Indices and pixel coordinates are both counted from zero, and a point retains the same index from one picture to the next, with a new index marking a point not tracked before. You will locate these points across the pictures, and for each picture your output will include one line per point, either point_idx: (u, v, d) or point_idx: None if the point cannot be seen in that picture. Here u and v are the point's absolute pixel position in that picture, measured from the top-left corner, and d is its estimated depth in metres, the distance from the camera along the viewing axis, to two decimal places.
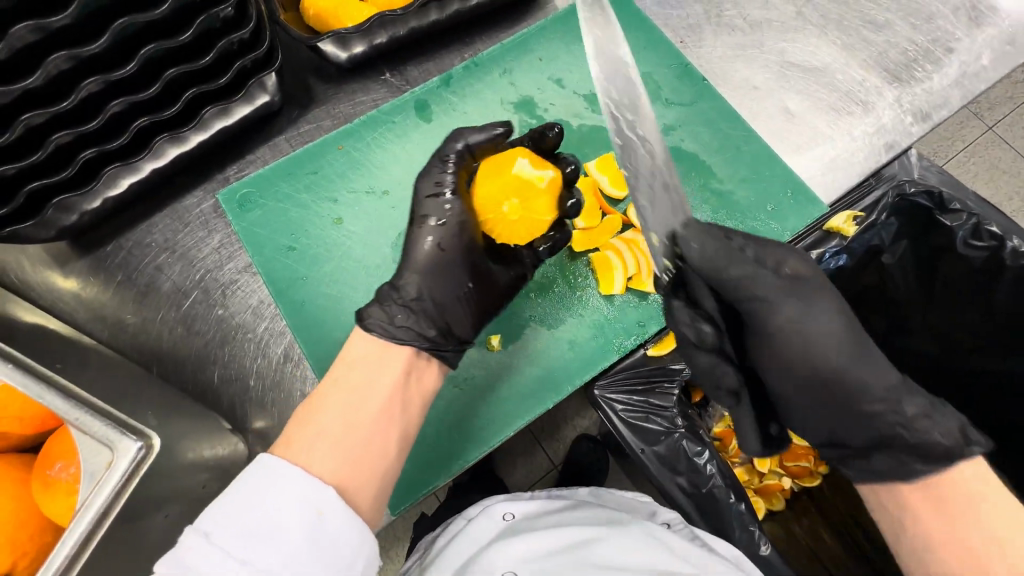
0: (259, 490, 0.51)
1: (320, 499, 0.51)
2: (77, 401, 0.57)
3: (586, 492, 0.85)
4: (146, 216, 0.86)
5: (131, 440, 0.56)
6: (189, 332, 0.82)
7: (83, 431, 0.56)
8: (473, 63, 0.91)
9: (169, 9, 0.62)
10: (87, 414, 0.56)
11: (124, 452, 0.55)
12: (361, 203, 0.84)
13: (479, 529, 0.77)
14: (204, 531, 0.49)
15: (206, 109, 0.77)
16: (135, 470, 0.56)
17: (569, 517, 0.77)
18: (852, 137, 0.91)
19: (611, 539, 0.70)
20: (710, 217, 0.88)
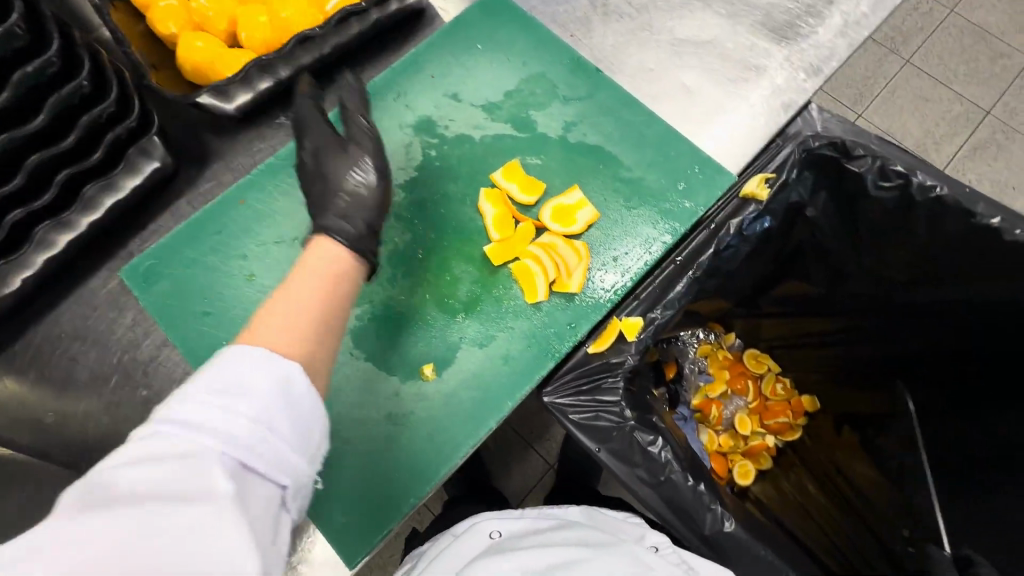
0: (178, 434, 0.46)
1: (286, 367, 0.52)
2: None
3: (579, 513, 0.83)
4: (51, 306, 0.82)
5: None
6: (116, 419, 0.78)
7: None
8: (365, 93, 0.90)
9: (13, 97, 0.61)
10: None
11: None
12: (271, 254, 0.81)
13: (466, 546, 0.78)
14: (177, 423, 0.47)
15: (87, 188, 0.75)
16: None
17: (556, 535, 0.75)
18: (749, 104, 0.92)
19: (595, 559, 0.68)
20: (624, 205, 0.85)
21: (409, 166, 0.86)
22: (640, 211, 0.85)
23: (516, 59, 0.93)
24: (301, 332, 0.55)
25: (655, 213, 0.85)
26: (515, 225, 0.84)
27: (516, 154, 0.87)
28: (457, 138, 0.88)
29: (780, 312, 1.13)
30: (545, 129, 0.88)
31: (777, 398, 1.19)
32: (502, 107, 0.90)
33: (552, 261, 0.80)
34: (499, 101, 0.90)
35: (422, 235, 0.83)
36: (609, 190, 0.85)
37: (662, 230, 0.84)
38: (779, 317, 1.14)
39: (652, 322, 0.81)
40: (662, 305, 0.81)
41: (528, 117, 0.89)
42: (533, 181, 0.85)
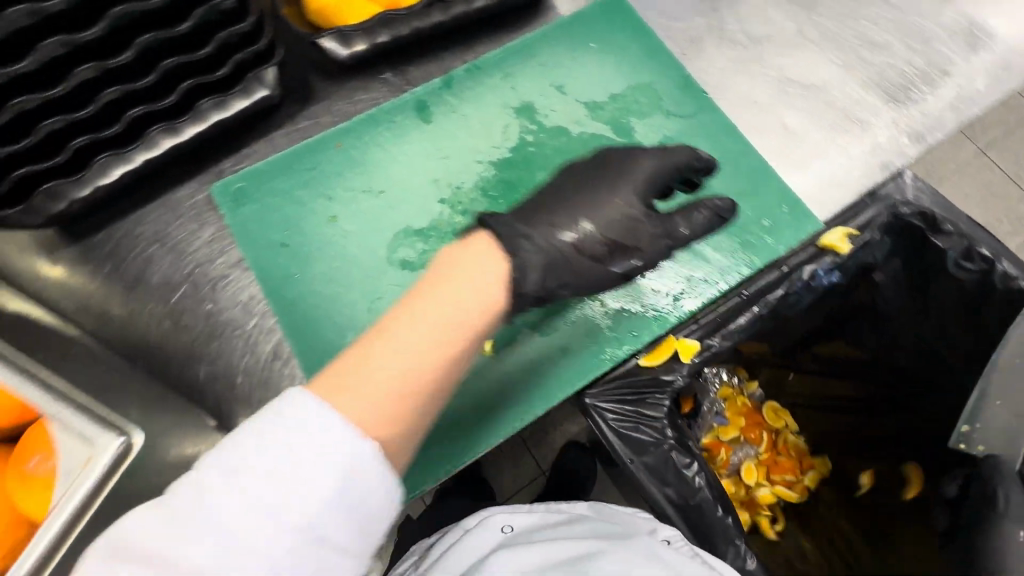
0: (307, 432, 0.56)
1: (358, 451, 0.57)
2: (61, 398, 0.61)
3: (587, 507, 0.85)
4: (137, 207, 0.85)
5: (113, 437, 0.60)
6: (177, 326, 0.81)
7: (65, 427, 0.60)
8: (475, 66, 0.92)
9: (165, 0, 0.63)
10: (70, 411, 0.60)
11: (105, 448, 0.60)
12: (356, 202, 0.83)
13: (477, 539, 0.80)
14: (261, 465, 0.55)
15: (203, 101, 0.76)
16: (118, 464, 0.61)
17: (568, 529, 0.78)
18: (848, 155, 0.92)
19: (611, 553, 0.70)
20: (707, 229, 0.85)
21: (504, 145, 0.87)
22: (719, 238, 0.87)
23: (627, 64, 0.93)
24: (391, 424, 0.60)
25: (735, 243, 0.87)
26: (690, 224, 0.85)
27: (610, 157, 0.88)
28: (555, 128, 0.89)
29: (817, 369, 1.11)
30: (642, 138, 0.89)
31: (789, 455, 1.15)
32: (604, 108, 0.91)
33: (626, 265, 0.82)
34: (603, 102, 0.91)
35: (503, 216, 0.84)
36: (695, 211, 0.86)
37: (739, 261, 0.86)
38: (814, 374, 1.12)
39: (708, 349, 0.82)
40: (721, 335, 0.83)
41: (629, 123, 0.90)
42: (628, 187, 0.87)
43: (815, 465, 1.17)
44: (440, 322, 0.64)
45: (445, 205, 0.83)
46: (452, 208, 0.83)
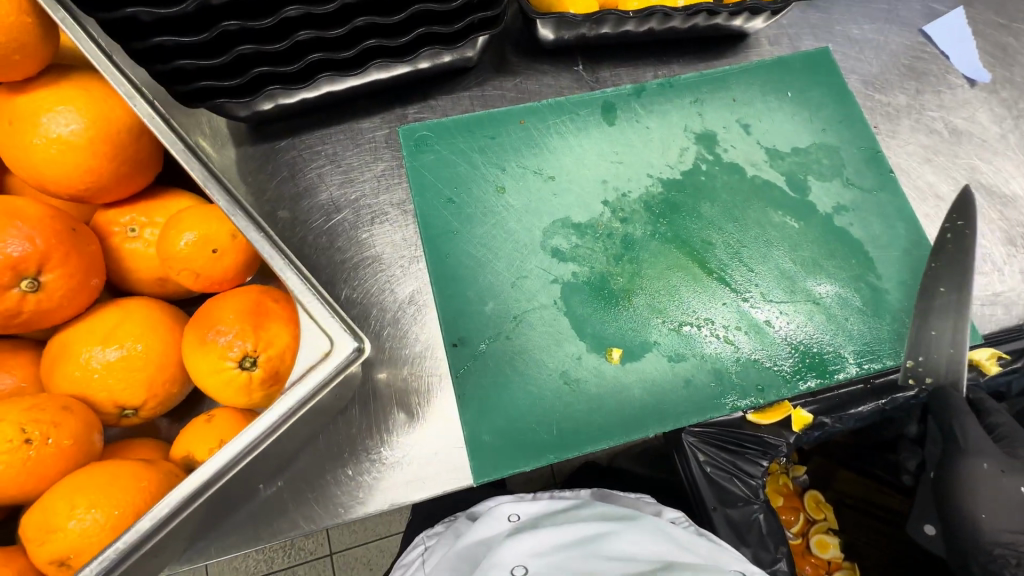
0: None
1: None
2: (310, 286, 0.62)
3: (592, 492, 0.86)
4: (325, 126, 0.91)
5: (351, 343, 0.61)
6: (331, 244, 0.86)
7: (310, 316, 0.61)
8: (668, 83, 0.92)
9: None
10: (316, 302, 0.61)
11: (341, 351, 0.61)
12: (525, 180, 0.85)
13: (485, 527, 0.77)
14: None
15: (424, 50, 0.80)
16: (343, 368, 0.61)
17: (575, 514, 0.78)
18: (1023, 278, 0.88)
19: (623, 533, 0.71)
20: (858, 308, 0.83)
21: (678, 167, 0.88)
22: (870, 320, 0.82)
23: (818, 122, 0.92)
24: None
25: (884, 331, 0.82)
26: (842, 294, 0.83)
27: (778, 208, 0.87)
28: (731, 165, 0.89)
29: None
30: (816, 200, 0.87)
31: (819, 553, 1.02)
32: (784, 158, 0.89)
33: (768, 316, 0.81)
34: (784, 152, 0.90)
35: (661, 234, 0.84)
36: (851, 287, 0.83)
37: (884, 350, 0.81)
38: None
39: (820, 425, 0.82)
40: (835, 415, 0.82)
41: (805, 180, 0.88)
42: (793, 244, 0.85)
43: (846, 569, 1.03)
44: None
45: (608, 207, 0.85)
46: (613, 212, 0.84)
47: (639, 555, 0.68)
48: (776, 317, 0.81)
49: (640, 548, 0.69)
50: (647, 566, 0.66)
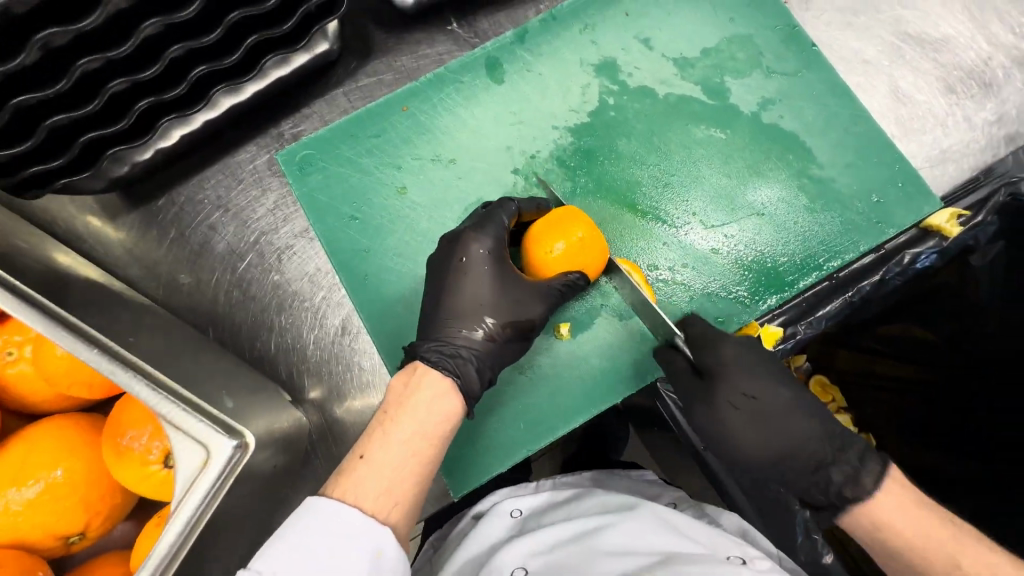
0: (314, 534, 0.50)
1: (381, 538, 0.52)
2: (165, 391, 0.49)
3: (591, 481, 0.85)
4: (198, 170, 0.81)
5: (225, 440, 0.50)
6: (245, 296, 0.79)
7: (175, 426, 0.49)
8: (551, 16, 0.82)
9: None
10: (179, 408, 0.49)
11: (219, 453, 0.49)
12: (426, 171, 0.78)
13: (488, 527, 0.76)
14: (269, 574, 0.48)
15: (267, 59, 0.70)
16: (229, 472, 0.50)
17: (578, 505, 0.75)
18: (969, 124, 0.82)
19: (620, 523, 0.67)
20: (805, 207, 0.78)
21: (583, 109, 0.80)
22: (817, 216, 0.78)
23: (723, 13, 0.82)
24: (395, 501, 0.55)
25: (836, 224, 0.77)
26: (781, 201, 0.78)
27: (699, 123, 0.79)
28: (639, 89, 0.80)
29: (877, 350, 0.88)
30: (738, 101, 0.80)
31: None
32: (695, 65, 0.81)
33: (712, 243, 0.76)
34: (694, 59, 0.81)
35: (582, 188, 0.78)
36: (792, 187, 0.78)
37: (840, 245, 0.77)
38: (869, 352, 0.89)
39: (793, 336, 0.76)
40: (806, 322, 0.76)
41: (722, 84, 0.80)
42: (713, 156, 0.79)
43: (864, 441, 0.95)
44: (412, 417, 0.59)
45: (520, 175, 0.78)
46: (526, 178, 0.78)
47: (638, 548, 0.65)
48: (721, 242, 0.76)
49: (639, 540, 0.66)
50: (647, 561, 0.63)
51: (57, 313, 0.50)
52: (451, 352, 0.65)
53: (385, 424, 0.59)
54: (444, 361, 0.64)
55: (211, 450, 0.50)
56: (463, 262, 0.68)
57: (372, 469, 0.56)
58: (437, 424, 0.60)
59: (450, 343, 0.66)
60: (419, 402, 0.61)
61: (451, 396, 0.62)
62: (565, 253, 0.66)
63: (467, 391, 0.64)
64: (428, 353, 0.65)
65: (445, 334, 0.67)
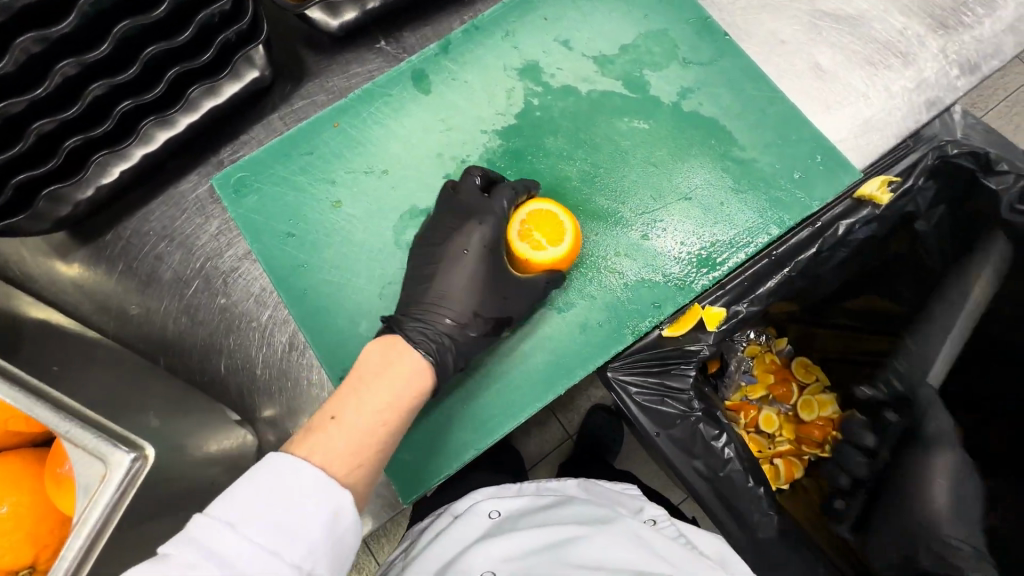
0: (272, 487, 0.50)
1: (340, 499, 0.51)
2: (67, 412, 0.49)
3: (575, 487, 0.83)
4: (143, 203, 0.84)
5: (122, 452, 0.49)
6: (193, 322, 0.81)
7: (74, 444, 0.49)
8: (473, 26, 0.85)
9: (168, 8, 0.61)
10: (78, 426, 0.49)
11: (117, 466, 0.48)
12: (359, 184, 0.80)
13: (464, 529, 0.74)
14: (225, 520, 0.47)
15: (192, 90, 0.73)
16: (130, 483, 0.49)
17: (557, 512, 0.75)
18: (889, 94, 0.83)
19: (596, 538, 0.68)
20: (730, 187, 0.79)
21: (509, 111, 0.82)
22: (743, 195, 0.79)
23: (638, 10, 0.85)
24: (358, 463, 0.55)
25: (763, 201, 0.79)
26: (709, 184, 0.79)
27: (624, 116, 0.81)
28: (562, 89, 0.82)
29: (846, 326, 0.96)
30: (658, 92, 0.82)
31: (763, 429, 0.97)
32: (615, 61, 0.83)
33: (643, 231, 0.78)
34: (614, 55, 0.83)
35: None
36: (718, 169, 0.79)
37: (768, 221, 0.78)
38: (844, 328, 0.97)
39: (736, 315, 0.77)
40: (749, 299, 0.77)
41: (642, 77, 0.82)
42: (634, 146, 0.80)
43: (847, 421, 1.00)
44: (388, 384, 0.60)
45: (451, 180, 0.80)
46: None
47: (610, 563, 0.66)
48: (651, 229, 0.78)
49: (612, 554, 0.66)
50: None
51: None
52: (434, 335, 0.68)
53: (358, 387, 0.59)
54: (426, 342, 0.66)
55: (104, 464, 0.49)
56: (465, 253, 0.72)
57: (341, 429, 0.56)
58: (411, 393, 0.61)
59: (435, 325, 0.69)
60: (396, 369, 0.62)
61: (426, 373, 0.64)
62: (529, 218, 0.74)
63: (440, 372, 0.67)
64: (412, 333, 0.67)
65: (430, 317, 0.70)
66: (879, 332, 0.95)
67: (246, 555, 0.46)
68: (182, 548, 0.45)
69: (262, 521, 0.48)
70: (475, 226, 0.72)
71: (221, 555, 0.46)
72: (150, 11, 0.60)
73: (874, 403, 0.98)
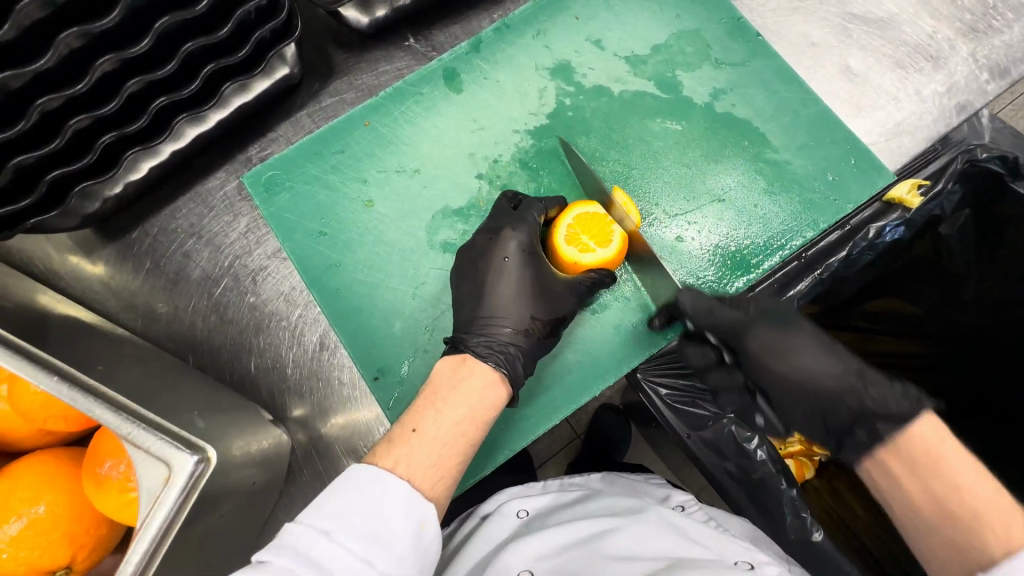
0: (362, 497, 0.50)
1: (425, 513, 0.52)
2: (127, 414, 0.50)
3: (598, 480, 0.85)
4: (170, 200, 0.83)
5: (186, 454, 0.50)
6: (222, 320, 0.80)
7: (136, 446, 0.49)
8: (504, 25, 0.84)
9: (209, 4, 0.61)
10: (140, 428, 0.49)
11: (181, 468, 0.49)
12: (391, 183, 0.79)
13: (495, 528, 0.76)
14: (321, 528, 0.48)
15: (226, 86, 0.72)
16: (192, 486, 0.50)
17: (584, 509, 0.76)
18: (920, 97, 0.83)
19: (628, 527, 0.68)
20: (763, 189, 0.79)
21: (541, 111, 0.82)
22: (777, 198, 0.79)
23: (670, 11, 0.84)
24: (440, 477, 0.55)
25: (796, 204, 0.79)
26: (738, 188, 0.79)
27: (656, 117, 0.81)
28: (594, 89, 0.82)
29: (866, 327, 0.96)
30: (691, 93, 0.82)
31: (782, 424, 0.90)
32: (647, 62, 0.83)
33: (677, 232, 0.77)
34: (646, 56, 0.83)
35: (546, 188, 0.80)
36: (751, 171, 0.79)
37: (802, 224, 0.78)
38: (862, 331, 0.96)
39: None
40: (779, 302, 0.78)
41: (674, 78, 0.82)
42: (666, 148, 0.80)
43: None
44: (465, 397, 0.60)
45: (484, 180, 0.80)
46: (491, 182, 0.80)
47: (643, 552, 0.65)
48: (685, 230, 0.78)
49: (644, 544, 0.66)
50: (653, 564, 0.63)
51: (23, 347, 0.51)
52: (500, 347, 0.68)
53: (436, 400, 0.60)
54: (493, 355, 0.66)
55: (168, 467, 0.50)
56: (505, 261, 0.72)
57: (423, 442, 0.56)
58: (487, 405, 0.62)
59: (498, 337, 0.69)
60: (471, 382, 0.62)
61: (500, 385, 0.64)
62: (577, 221, 0.74)
63: (513, 383, 0.66)
64: (478, 348, 0.67)
65: (491, 330, 0.70)
66: (904, 335, 0.93)
67: (340, 560, 0.47)
68: (281, 553, 0.46)
69: (355, 530, 0.48)
70: (512, 233, 0.72)
71: (317, 560, 0.46)
72: (192, 5, 0.60)
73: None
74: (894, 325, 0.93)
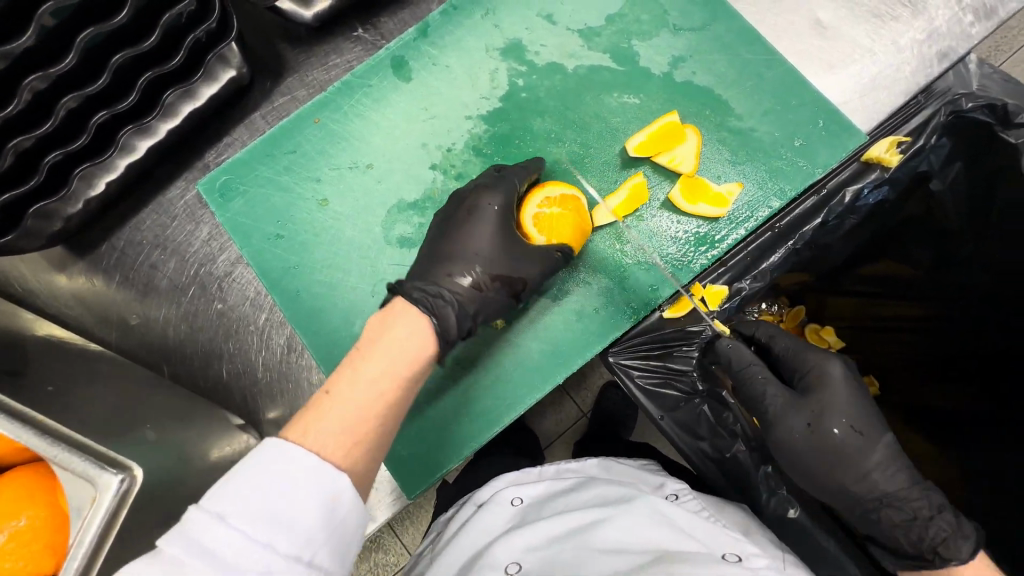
0: (263, 470, 0.49)
1: (335, 481, 0.50)
2: (53, 436, 0.50)
3: (595, 465, 0.82)
4: (133, 212, 0.83)
5: (110, 474, 0.49)
6: (193, 328, 0.81)
7: (62, 468, 0.49)
8: (451, 6, 0.80)
9: (131, 14, 0.60)
10: (65, 449, 0.49)
11: (106, 488, 0.49)
12: (345, 180, 0.79)
13: (489, 516, 0.75)
14: (216, 512, 0.46)
15: (166, 95, 0.71)
16: (121, 504, 0.50)
17: (577, 497, 0.73)
18: (897, 48, 0.77)
19: (615, 519, 0.65)
20: (728, 160, 0.77)
21: (493, 95, 0.79)
22: (743, 168, 0.77)
23: None
24: (353, 446, 0.54)
25: (762, 172, 0.77)
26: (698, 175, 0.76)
27: (612, 93, 0.78)
28: (548, 66, 0.79)
29: (864, 293, 0.91)
30: (648, 63, 0.78)
31: None
32: (602, 33, 0.79)
33: (637, 211, 0.77)
34: (600, 27, 0.79)
35: None
36: (713, 141, 0.77)
37: (769, 193, 0.76)
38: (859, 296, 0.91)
39: (737, 293, 0.74)
40: (749, 277, 0.73)
41: (631, 49, 0.78)
42: (622, 125, 0.78)
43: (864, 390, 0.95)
44: (385, 353, 0.60)
45: (438, 170, 0.78)
46: (445, 172, 0.78)
47: (633, 544, 0.63)
48: (646, 209, 0.77)
49: (634, 536, 0.64)
50: (641, 560, 0.61)
51: None
52: (437, 295, 0.67)
53: (356, 360, 0.59)
54: (426, 300, 0.65)
55: (92, 488, 0.49)
56: (466, 218, 0.71)
57: (336, 405, 0.55)
58: (407, 363, 0.61)
59: (439, 286, 0.69)
60: (391, 338, 0.61)
61: (426, 337, 0.63)
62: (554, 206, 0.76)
63: (444, 334, 0.65)
64: (415, 292, 0.66)
65: (439, 279, 0.70)
66: (895, 298, 0.88)
67: (239, 545, 0.45)
68: (175, 541, 0.44)
69: (253, 509, 0.46)
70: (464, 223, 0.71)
71: (210, 547, 0.44)
72: (112, 16, 0.59)
73: (891, 371, 0.92)
74: (889, 290, 0.89)
